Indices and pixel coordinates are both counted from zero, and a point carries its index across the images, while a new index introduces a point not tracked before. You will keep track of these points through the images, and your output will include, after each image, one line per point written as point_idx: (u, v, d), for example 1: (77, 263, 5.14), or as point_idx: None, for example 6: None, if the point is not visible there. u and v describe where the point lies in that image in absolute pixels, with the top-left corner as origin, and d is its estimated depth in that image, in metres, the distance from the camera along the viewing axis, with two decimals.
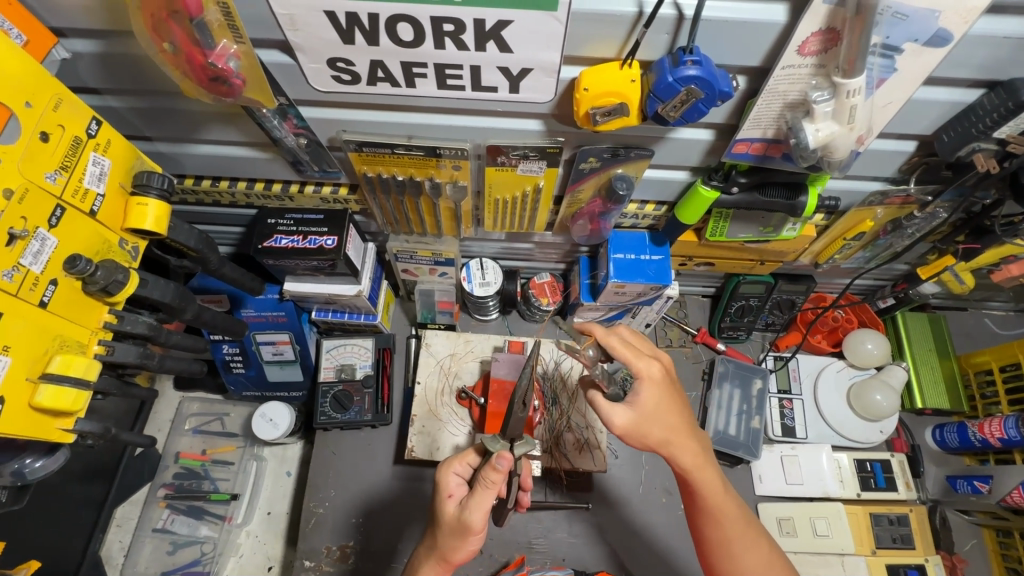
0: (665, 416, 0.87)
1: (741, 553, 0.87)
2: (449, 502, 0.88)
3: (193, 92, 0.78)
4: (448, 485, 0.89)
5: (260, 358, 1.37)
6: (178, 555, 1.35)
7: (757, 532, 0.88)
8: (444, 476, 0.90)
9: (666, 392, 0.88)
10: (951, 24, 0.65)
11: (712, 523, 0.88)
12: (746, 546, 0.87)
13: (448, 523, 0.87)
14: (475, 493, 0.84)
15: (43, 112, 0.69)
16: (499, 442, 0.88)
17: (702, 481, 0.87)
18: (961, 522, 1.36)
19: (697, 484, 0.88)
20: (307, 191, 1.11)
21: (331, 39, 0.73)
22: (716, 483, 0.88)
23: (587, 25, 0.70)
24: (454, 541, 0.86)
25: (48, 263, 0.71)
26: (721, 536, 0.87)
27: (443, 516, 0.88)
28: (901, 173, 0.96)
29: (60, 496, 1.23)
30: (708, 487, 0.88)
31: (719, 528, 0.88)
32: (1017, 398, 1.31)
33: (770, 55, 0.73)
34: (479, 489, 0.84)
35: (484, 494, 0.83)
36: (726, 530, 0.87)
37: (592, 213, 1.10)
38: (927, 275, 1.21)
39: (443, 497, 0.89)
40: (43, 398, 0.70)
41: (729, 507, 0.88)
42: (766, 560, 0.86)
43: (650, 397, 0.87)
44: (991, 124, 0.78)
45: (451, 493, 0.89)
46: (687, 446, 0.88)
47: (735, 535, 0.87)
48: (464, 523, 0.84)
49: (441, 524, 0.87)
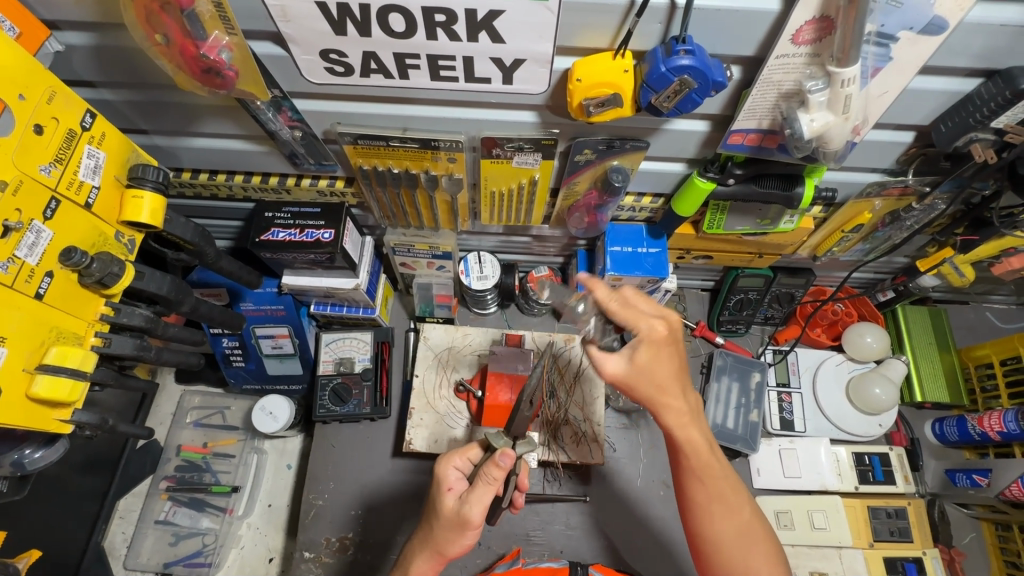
0: (657, 374, 0.80)
1: (724, 522, 0.83)
2: (448, 495, 0.88)
3: (186, 84, 0.78)
4: (448, 478, 0.89)
5: (259, 352, 1.38)
6: (181, 546, 1.38)
7: (739, 499, 0.83)
8: (444, 470, 0.90)
9: (665, 351, 0.81)
10: (945, 10, 0.65)
11: (696, 483, 0.83)
12: (726, 509, 0.83)
13: (446, 517, 0.87)
14: (475, 488, 0.84)
15: (37, 105, 0.69)
16: (503, 438, 0.88)
17: (689, 440, 0.82)
18: (961, 515, 1.36)
19: (684, 441, 0.82)
20: (304, 184, 1.11)
21: (323, 30, 0.73)
22: (703, 443, 0.83)
23: (580, 15, 0.69)
24: (451, 534, 0.87)
25: (44, 255, 0.72)
26: (700, 498, 0.83)
27: (441, 510, 0.88)
28: (900, 164, 0.96)
29: (62, 487, 1.25)
30: (695, 447, 0.82)
31: (703, 489, 0.83)
32: (1017, 391, 1.30)
33: (763, 45, 0.73)
34: (480, 485, 0.84)
35: (485, 490, 0.84)
36: (708, 491, 0.83)
37: (589, 206, 1.10)
38: (925, 266, 1.21)
39: (442, 490, 0.88)
40: (39, 388, 0.71)
41: (714, 468, 0.82)
42: (746, 526, 0.83)
43: (646, 354, 0.80)
44: (990, 114, 0.78)
45: (451, 486, 0.89)
46: (678, 404, 0.81)
47: (719, 503, 0.83)
48: (463, 518, 0.85)
49: (440, 517, 0.88)
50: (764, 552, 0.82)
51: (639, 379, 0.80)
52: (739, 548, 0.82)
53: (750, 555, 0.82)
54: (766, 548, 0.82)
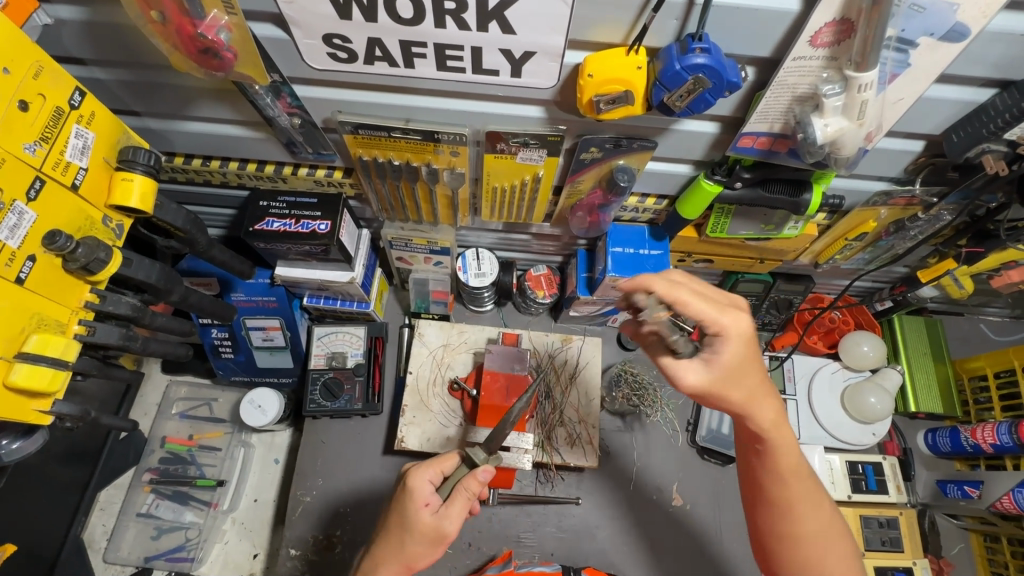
0: (743, 378, 0.74)
1: (805, 522, 0.79)
2: (425, 510, 0.85)
3: (182, 65, 0.75)
4: (424, 493, 0.86)
5: (249, 344, 1.35)
6: (163, 540, 1.34)
7: (819, 501, 0.80)
8: (421, 483, 0.87)
9: (750, 352, 0.74)
10: (967, 17, 0.63)
11: (775, 482, 0.80)
12: (812, 511, 0.80)
13: (420, 532, 0.85)
14: (455, 502, 0.86)
15: (22, 80, 0.66)
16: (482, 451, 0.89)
17: (779, 439, 0.78)
18: (950, 526, 1.37)
19: (771, 442, 0.78)
20: (301, 173, 1.08)
21: (327, 14, 0.70)
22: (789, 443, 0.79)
23: (594, 8, 0.67)
24: (423, 548, 0.86)
25: (26, 238, 0.69)
26: (783, 497, 0.80)
27: (415, 525, 0.85)
28: (907, 173, 0.95)
29: (41, 477, 1.21)
30: (779, 449, 0.79)
31: (787, 490, 0.79)
32: (1011, 404, 1.30)
33: (780, 46, 0.71)
34: (459, 499, 0.86)
35: (464, 504, 0.87)
36: (797, 491, 0.79)
37: (592, 205, 1.08)
38: (927, 278, 1.20)
39: (418, 505, 0.86)
40: (18, 377, 0.68)
41: (798, 469, 0.79)
42: (825, 532, 0.80)
43: (732, 357, 0.73)
44: (1003, 126, 0.76)
45: (427, 501, 0.86)
46: (765, 408, 0.77)
47: (800, 504, 0.79)
48: (440, 532, 0.85)
49: (414, 531, 0.85)
50: (845, 553, 0.80)
51: (733, 386, 0.74)
52: (820, 550, 0.80)
53: (829, 553, 0.79)
54: (844, 545, 0.80)
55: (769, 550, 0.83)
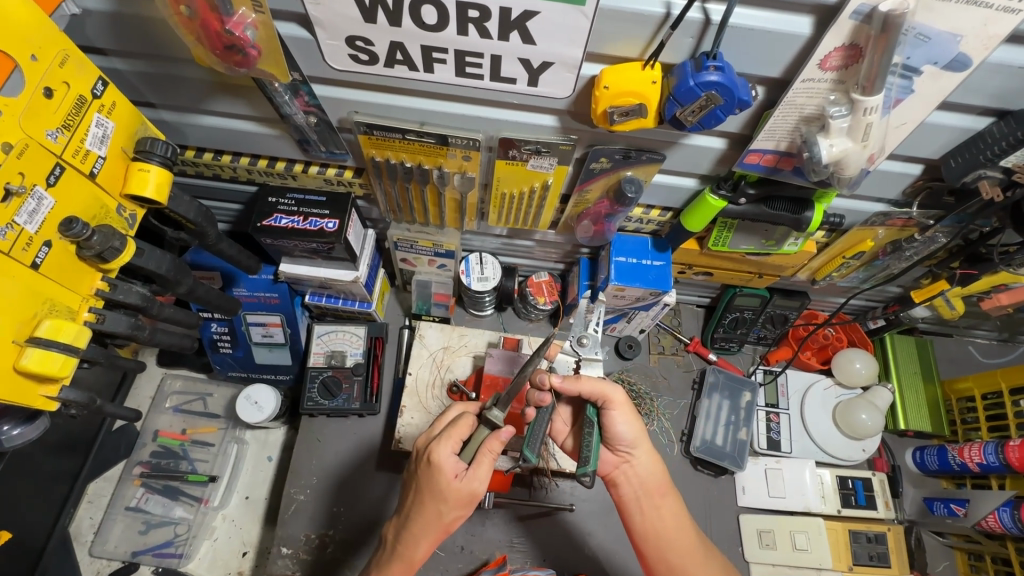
0: (627, 438, 0.98)
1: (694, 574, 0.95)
2: (456, 481, 0.87)
3: (205, 59, 0.76)
4: (450, 465, 0.87)
5: (248, 339, 1.35)
6: (151, 534, 1.33)
7: (703, 558, 0.97)
8: (445, 457, 0.87)
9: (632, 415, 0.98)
10: (971, 49, 0.66)
11: (659, 546, 0.97)
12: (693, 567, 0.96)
13: (455, 498, 0.87)
14: (482, 464, 0.88)
15: (48, 67, 0.67)
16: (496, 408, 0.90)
17: (658, 507, 0.99)
18: (936, 543, 1.37)
19: (653, 510, 0.99)
20: (311, 171, 1.09)
21: (352, 17, 0.71)
22: (669, 512, 0.99)
23: (613, 24, 0.69)
24: (458, 511, 0.89)
25: (43, 223, 0.69)
26: (667, 560, 0.96)
27: (450, 494, 0.87)
28: (905, 196, 0.97)
29: (32, 466, 1.20)
30: (661, 515, 0.98)
31: (676, 547, 0.96)
32: (997, 425, 1.33)
33: (790, 68, 0.73)
34: (485, 460, 0.88)
35: (490, 463, 0.89)
36: (676, 552, 0.96)
37: (598, 214, 1.10)
38: (920, 298, 1.22)
39: (448, 477, 0.87)
40: (29, 361, 0.68)
41: (678, 538, 0.97)
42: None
43: (621, 420, 0.97)
44: (999, 153, 0.79)
45: (455, 472, 0.88)
46: (646, 470, 0.99)
47: (686, 561, 0.96)
48: (472, 494, 0.88)
49: (448, 501, 0.87)
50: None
51: (626, 436, 0.98)
52: None
53: None
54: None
55: None
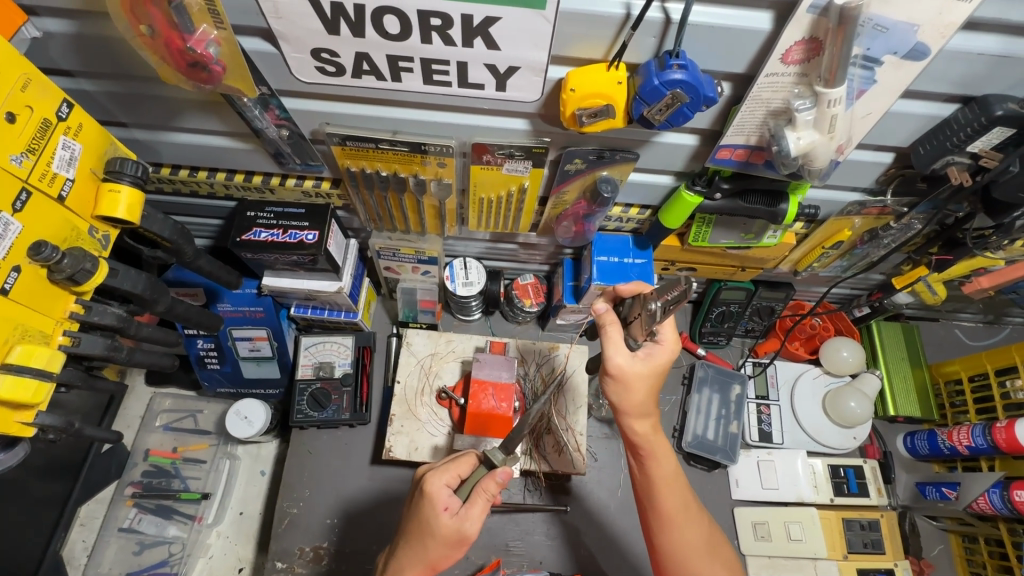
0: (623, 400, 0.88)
1: (684, 535, 0.92)
2: (444, 515, 0.85)
3: (170, 78, 0.76)
4: (442, 497, 0.86)
5: (236, 355, 1.34)
6: (144, 555, 1.32)
7: (695, 519, 0.93)
8: (438, 489, 0.86)
9: (643, 381, 0.86)
10: (928, 38, 0.66)
11: (651, 500, 0.93)
12: (677, 532, 0.92)
13: (443, 535, 0.85)
14: (475, 503, 0.86)
15: (9, 92, 0.66)
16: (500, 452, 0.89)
17: (654, 467, 0.91)
18: (930, 527, 1.39)
19: (650, 468, 0.92)
20: (289, 184, 1.09)
21: (315, 29, 0.71)
22: (667, 469, 0.91)
23: (575, 26, 0.70)
24: (446, 551, 0.86)
25: (12, 249, 0.69)
26: (659, 518, 0.92)
27: (437, 529, 0.85)
28: (879, 184, 0.98)
29: (20, 492, 1.19)
30: (658, 471, 0.91)
31: (664, 503, 0.91)
32: (985, 407, 1.34)
33: (754, 63, 0.73)
34: (478, 500, 0.87)
35: (483, 505, 0.87)
36: (668, 511, 0.91)
37: (576, 215, 1.10)
38: (902, 284, 1.24)
39: (438, 510, 0.85)
40: (1, 388, 0.68)
41: (669, 498, 0.91)
42: (693, 542, 0.92)
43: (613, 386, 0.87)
44: (966, 139, 0.79)
45: (446, 506, 0.86)
46: (642, 430, 0.90)
47: (676, 522, 0.91)
48: (461, 535, 0.85)
49: (436, 536, 0.85)
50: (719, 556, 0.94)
51: (619, 398, 0.88)
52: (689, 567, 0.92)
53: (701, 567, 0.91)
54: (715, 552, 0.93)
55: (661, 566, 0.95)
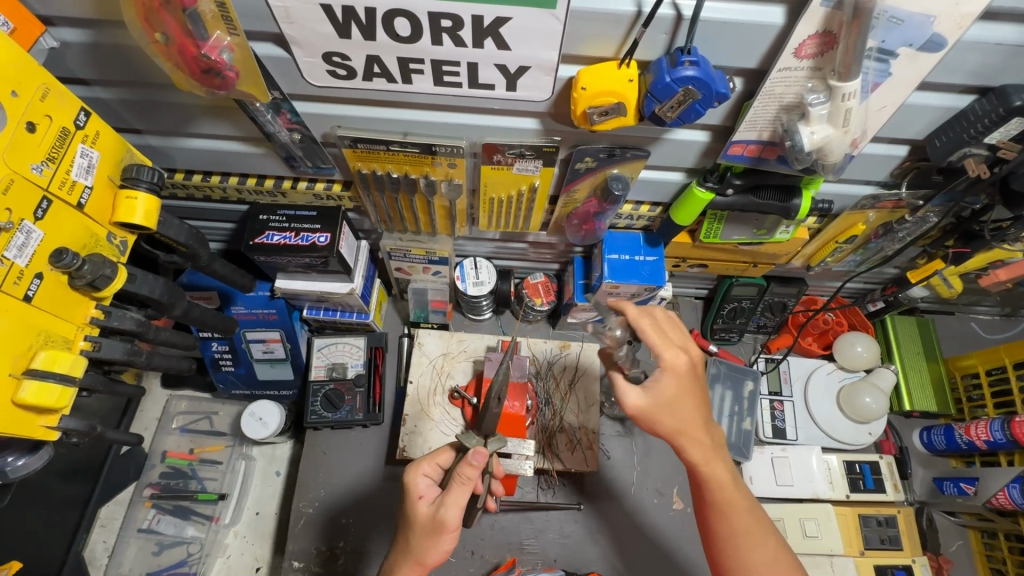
0: (678, 411, 0.84)
1: (758, 546, 0.84)
2: (420, 503, 0.88)
3: (184, 84, 0.77)
4: (420, 486, 0.90)
5: (250, 357, 1.36)
6: (164, 555, 1.34)
7: (767, 528, 0.86)
8: (414, 479, 0.90)
9: (687, 385, 0.85)
10: (945, 29, 0.65)
11: (718, 515, 0.87)
12: (750, 541, 0.85)
13: (420, 524, 0.88)
14: (450, 490, 0.85)
15: (29, 102, 0.67)
16: (475, 438, 0.89)
17: (711, 474, 0.86)
18: (949, 523, 1.38)
19: (706, 478, 0.86)
20: (300, 187, 1.10)
21: (327, 34, 0.72)
22: (725, 476, 0.86)
23: (586, 25, 0.70)
24: (427, 540, 0.87)
25: (33, 256, 0.70)
26: (730, 531, 0.85)
27: (416, 517, 0.88)
28: (894, 177, 0.97)
29: (42, 495, 1.21)
30: (718, 478, 0.86)
31: (731, 513, 0.85)
32: (1003, 401, 1.32)
33: (766, 58, 0.73)
34: (456, 486, 0.85)
35: (460, 491, 0.85)
36: (736, 522, 0.85)
37: (587, 213, 1.10)
38: (917, 278, 1.23)
39: (414, 498, 0.89)
40: (27, 393, 0.69)
41: (736, 501, 0.86)
42: (773, 555, 0.84)
43: (670, 385, 0.84)
44: (983, 130, 0.78)
45: (422, 494, 0.89)
46: (700, 440, 0.86)
47: (748, 532, 0.85)
48: (438, 522, 0.85)
49: (415, 525, 0.88)
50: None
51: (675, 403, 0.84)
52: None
53: None
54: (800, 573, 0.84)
55: None
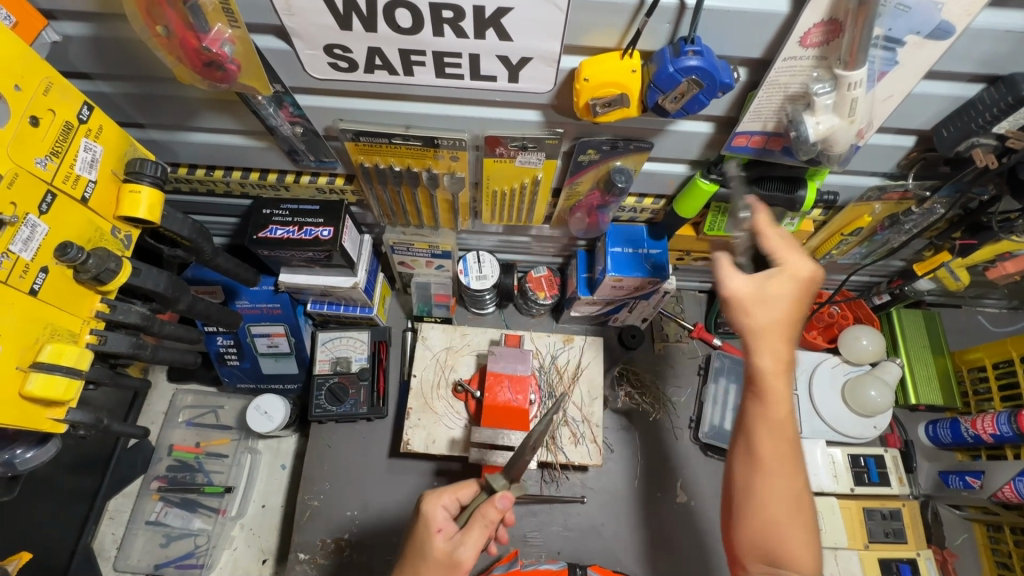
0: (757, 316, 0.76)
1: (784, 481, 0.76)
2: (438, 537, 0.84)
3: (186, 78, 0.77)
4: (438, 518, 0.86)
5: (254, 350, 1.36)
6: (172, 547, 1.35)
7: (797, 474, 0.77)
8: (433, 509, 0.87)
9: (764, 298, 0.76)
10: (953, 16, 0.64)
11: (751, 434, 0.79)
12: (787, 474, 0.76)
13: (435, 560, 0.82)
14: (472, 530, 0.83)
15: (32, 96, 0.68)
16: (502, 478, 0.87)
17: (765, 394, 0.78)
18: (953, 517, 1.38)
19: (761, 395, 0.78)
20: (303, 181, 1.10)
21: (328, 25, 0.71)
22: (786, 408, 0.77)
23: (588, 14, 0.69)
24: None
25: (39, 250, 0.70)
26: (768, 453, 0.77)
27: (431, 552, 0.83)
28: (901, 168, 0.96)
29: (51, 488, 1.22)
30: (774, 405, 0.77)
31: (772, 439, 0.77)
32: (1010, 394, 1.32)
33: (771, 46, 0.72)
34: (476, 527, 0.83)
35: (481, 532, 0.83)
36: (774, 447, 0.77)
37: (590, 206, 1.10)
38: (923, 271, 1.23)
39: (432, 531, 0.85)
40: (33, 386, 0.70)
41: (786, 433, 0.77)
42: (798, 501, 0.76)
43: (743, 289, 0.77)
44: (992, 119, 0.77)
45: (440, 527, 0.86)
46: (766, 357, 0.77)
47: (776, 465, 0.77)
48: (452, 560, 0.82)
49: (427, 558, 0.83)
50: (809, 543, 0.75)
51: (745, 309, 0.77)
52: (784, 526, 0.75)
53: (790, 533, 0.75)
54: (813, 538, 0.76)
55: (737, 521, 0.79)
